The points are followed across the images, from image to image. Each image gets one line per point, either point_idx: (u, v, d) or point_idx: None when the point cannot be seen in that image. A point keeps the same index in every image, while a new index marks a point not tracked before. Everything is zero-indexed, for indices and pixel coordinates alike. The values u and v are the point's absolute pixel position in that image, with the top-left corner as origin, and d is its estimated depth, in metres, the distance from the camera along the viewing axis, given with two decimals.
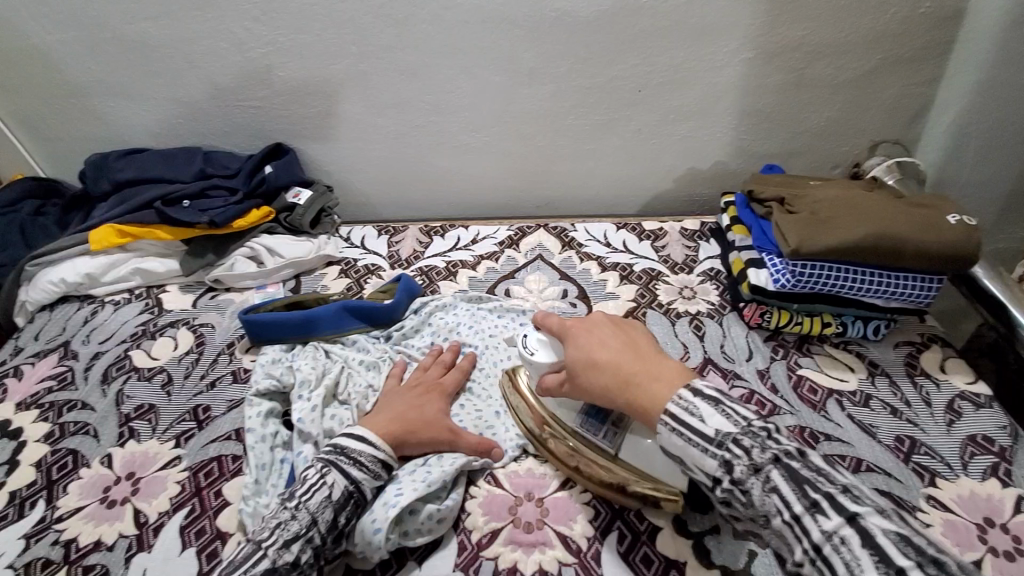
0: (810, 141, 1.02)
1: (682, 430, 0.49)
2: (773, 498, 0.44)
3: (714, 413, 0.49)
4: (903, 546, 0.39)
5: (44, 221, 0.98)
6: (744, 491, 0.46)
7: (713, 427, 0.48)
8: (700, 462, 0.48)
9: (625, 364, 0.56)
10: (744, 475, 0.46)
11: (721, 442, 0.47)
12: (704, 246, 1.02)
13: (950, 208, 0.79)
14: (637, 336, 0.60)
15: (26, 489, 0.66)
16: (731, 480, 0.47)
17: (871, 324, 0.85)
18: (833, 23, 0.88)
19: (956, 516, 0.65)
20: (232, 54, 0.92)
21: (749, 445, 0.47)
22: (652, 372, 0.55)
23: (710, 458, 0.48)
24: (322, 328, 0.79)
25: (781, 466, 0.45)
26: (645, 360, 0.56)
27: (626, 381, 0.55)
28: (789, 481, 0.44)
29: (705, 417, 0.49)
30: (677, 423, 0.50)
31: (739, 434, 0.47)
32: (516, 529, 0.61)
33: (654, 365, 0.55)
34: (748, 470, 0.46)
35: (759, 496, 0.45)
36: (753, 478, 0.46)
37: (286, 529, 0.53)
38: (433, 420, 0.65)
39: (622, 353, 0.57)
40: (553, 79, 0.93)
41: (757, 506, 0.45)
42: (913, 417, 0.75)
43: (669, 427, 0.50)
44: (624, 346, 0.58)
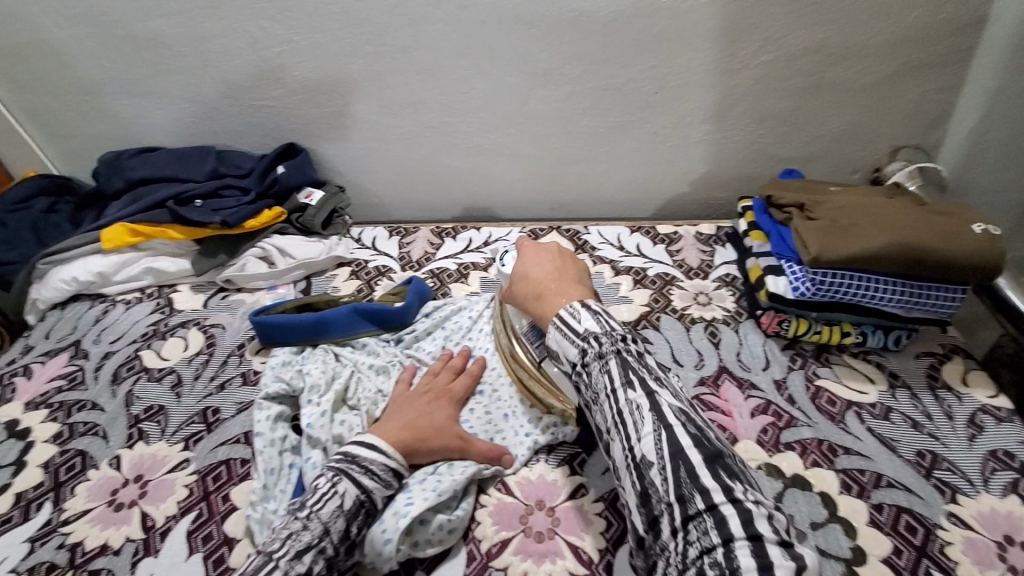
0: (830, 145, 1.00)
1: (562, 329, 0.59)
2: (605, 377, 0.53)
3: (590, 318, 0.58)
4: (679, 415, 0.49)
5: (57, 219, 0.98)
6: (589, 373, 0.55)
7: (584, 327, 0.57)
8: (566, 350, 0.58)
9: (545, 282, 0.67)
10: (591, 360, 0.55)
11: (585, 336, 0.56)
12: (720, 251, 1.00)
13: (976, 216, 0.76)
14: (570, 267, 0.69)
15: (33, 490, 0.65)
16: (582, 363, 0.56)
17: (892, 334, 0.82)
18: (857, 25, 0.85)
19: (976, 534, 0.63)
20: (245, 53, 0.91)
21: (604, 339, 0.55)
22: (561, 289, 0.65)
23: (573, 347, 0.57)
24: (333, 330, 0.78)
25: (620, 356, 0.54)
26: (561, 281, 0.66)
27: (540, 294, 0.65)
28: (620, 366, 0.53)
29: (582, 320, 0.58)
30: (562, 323, 0.59)
31: (601, 333, 0.56)
32: (527, 540, 0.60)
33: (565, 284, 0.65)
34: (595, 356, 0.55)
35: (597, 375, 0.54)
36: (596, 362, 0.55)
37: (298, 539, 0.52)
38: (443, 428, 0.64)
39: (549, 275, 0.67)
40: (568, 80, 0.92)
41: (593, 384, 0.54)
42: (935, 430, 0.73)
43: (555, 326, 0.60)
44: (553, 271, 0.68)
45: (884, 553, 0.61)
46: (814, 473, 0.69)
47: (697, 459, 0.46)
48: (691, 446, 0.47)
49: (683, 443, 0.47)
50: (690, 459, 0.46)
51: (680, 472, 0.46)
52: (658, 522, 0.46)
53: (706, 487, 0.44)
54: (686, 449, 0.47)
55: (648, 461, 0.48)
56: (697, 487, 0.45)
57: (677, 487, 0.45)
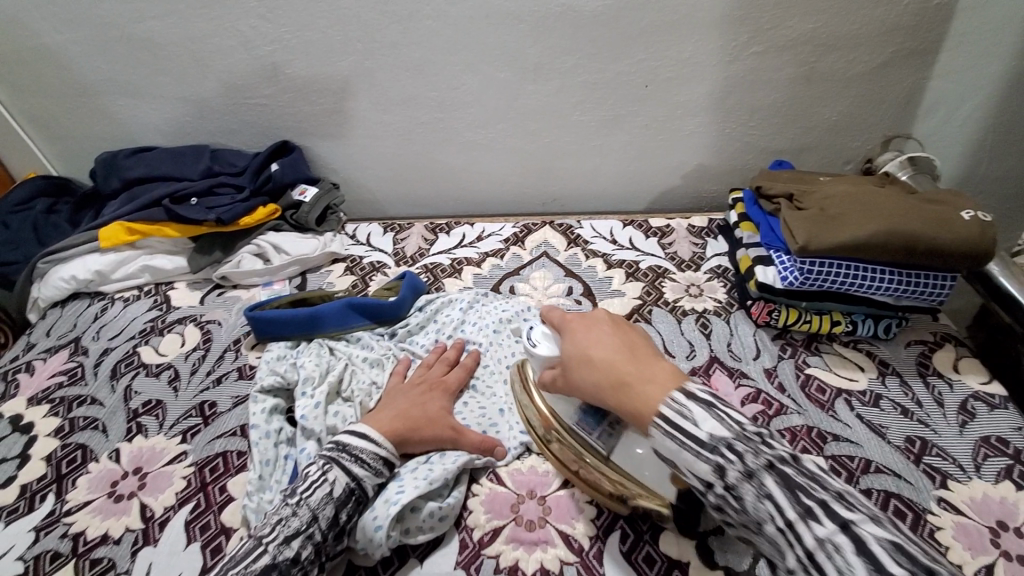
0: (820, 136, 1.00)
1: (675, 434, 0.47)
2: (767, 504, 0.43)
3: (708, 416, 0.47)
4: (897, 553, 0.38)
5: (56, 218, 1.00)
6: (737, 497, 0.44)
7: (707, 431, 0.46)
8: (691, 465, 0.46)
9: (620, 365, 0.53)
10: (737, 481, 0.44)
11: (714, 447, 0.45)
12: (711, 243, 1.01)
13: (965, 204, 0.77)
14: (635, 337, 0.57)
15: (36, 482, 0.67)
16: (724, 485, 0.45)
17: (882, 323, 0.83)
18: (846, 16, 0.86)
19: (966, 519, 0.63)
20: (238, 52, 0.92)
21: (743, 450, 0.45)
22: (646, 373, 0.52)
23: (702, 462, 0.45)
24: (327, 325, 0.79)
25: (776, 473, 0.43)
26: (638, 360, 0.53)
27: (620, 384, 0.52)
28: (782, 487, 0.42)
29: (700, 421, 0.47)
30: (669, 425, 0.47)
31: (733, 439, 0.45)
32: (518, 527, 0.61)
33: (647, 365, 0.53)
34: (742, 475, 0.44)
35: (751, 501, 0.43)
36: (746, 484, 0.44)
37: (286, 525, 0.54)
38: (435, 418, 0.65)
39: (619, 354, 0.55)
40: (558, 75, 0.93)
41: (750, 513, 0.44)
42: (924, 417, 0.74)
43: (660, 431, 0.48)
44: (619, 346, 0.55)
45: None
46: None
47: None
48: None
49: None
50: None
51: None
52: None
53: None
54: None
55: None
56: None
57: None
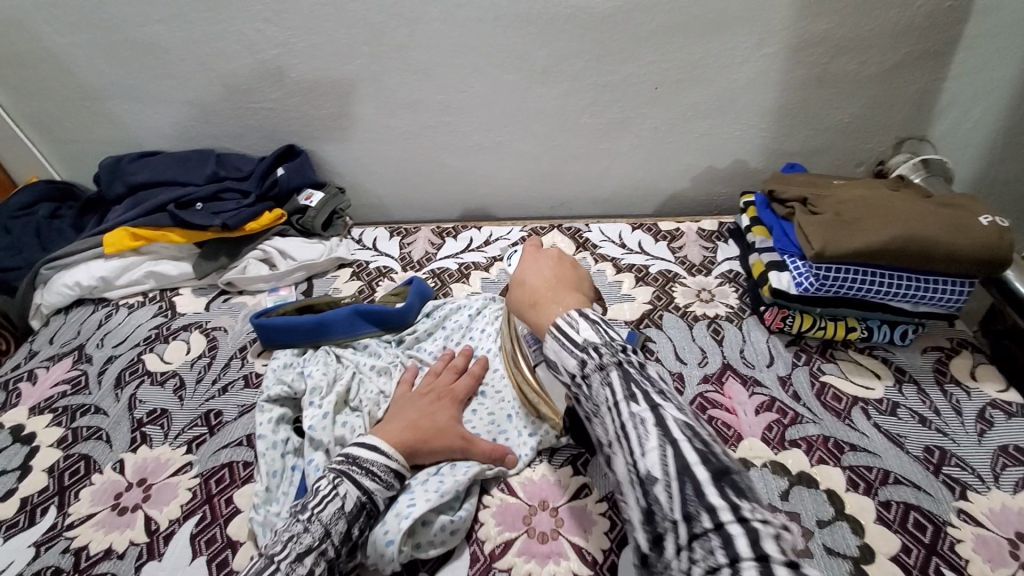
0: (832, 139, 0.99)
1: (561, 339, 0.53)
2: (607, 390, 0.48)
3: (589, 327, 0.52)
4: (687, 429, 0.43)
5: (60, 224, 0.99)
6: (589, 385, 0.50)
7: (583, 337, 0.51)
8: (564, 363, 0.52)
9: (542, 289, 0.61)
10: (592, 371, 0.50)
11: (584, 346, 0.51)
12: (722, 247, 0.99)
13: (984, 209, 0.75)
14: (569, 273, 0.64)
15: (38, 495, 0.66)
16: (582, 376, 0.50)
17: (898, 329, 0.82)
18: (858, 17, 0.85)
19: (986, 530, 0.62)
20: (243, 55, 0.91)
21: (605, 350, 0.50)
22: (559, 297, 0.59)
23: (572, 358, 0.51)
24: (333, 332, 0.78)
25: (622, 368, 0.48)
26: (559, 288, 0.61)
27: (536, 301, 0.60)
28: (622, 378, 0.47)
29: (580, 329, 0.52)
30: (557, 332, 0.53)
31: (601, 345, 0.50)
32: (530, 540, 0.60)
33: (563, 292, 0.60)
34: (595, 367, 0.49)
35: (597, 388, 0.49)
36: (597, 373, 0.49)
37: (298, 541, 0.52)
38: (445, 429, 0.64)
39: (547, 282, 0.62)
40: (567, 77, 0.91)
41: (596, 397, 0.49)
42: (943, 426, 0.72)
43: (552, 335, 0.54)
44: (548, 276, 0.63)
45: (893, 551, 0.60)
46: (820, 470, 0.68)
47: (704, 475, 0.40)
48: (698, 463, 0.41)
49: (691, 462, 0.41)
50: (697, 476, 0.40)
51: (687, 489, 0.40)
52: (661, 542, 0.40)
53: (714, 505, 0.39)
54: (693, 465, 0.41)
55: (653, 478, 0.42)
56: (704, 505, 0.39)
57: (683, 504, 0.40)
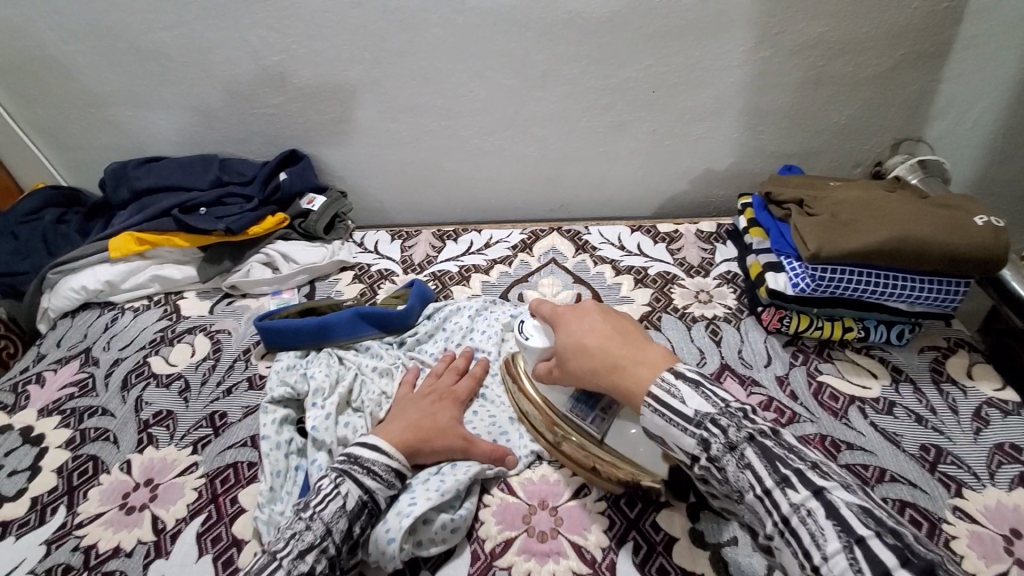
0: (828, 140, 1.00)
1: (662, 411, 0.49)
2: (747, 474, 0.44)
3: (694, 394, 0.48)
4: (866, 519, 0.39)
5: (66, 228, 1.00)
6: (721, 468, 0.46)
7: (693, 408, 0.47)
8: (680, 441, 0.48)
9: (613, 351, 0.55)
10: (720, 453, 0.46)
11: (700, 422, 0.47)
12: (720, 248, 1.00)
13: (978, 209, 0.76)
14: (624, 323, 0.58)
15: (47, 494, 0.67)
16: (709, 457, 0.47)
17: (894, 329, 0.82)
18: (854, 19, 0.85)
19: (981, 527, 0.63)
20: (246, 62, 0.92)
21: (727, 424, 0.46)
22: (639, 357, 0.53)
23: (688, 436, 0.47)
24: (336, 334, 0.79)
25: (757, 444, 0.45)
26: (631, 346, 0.55)
27: (614, 368, 0.54)
28: (762, 457, 0.44)
29: (686, 398, 0.48)
30: (658, 404, 0.49)
31: (717, 415, 0.47)
32: (530, 538, 0.61)
33: (639, 350, 0.54)
34: (724, 448, 0.46)
35: (735, 473, 0.45)
36: (728, 456, 0.45)
37: (300, 539, 0.53)
38: (446, 429, 0.65)
39: (612, 339, 0.56)
40: (565, 81, 0.93)
41: (734, 483, 0.45)
42: (939, 425, 0.73)
43: (650, 409, 0.49)
44: (610, 333, 0.56)
45: None
46: None
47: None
48: (897, 565, 0.36)
49: (886, 561, 0.37)
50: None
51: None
52: None
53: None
54: (893, 568, 0.36)
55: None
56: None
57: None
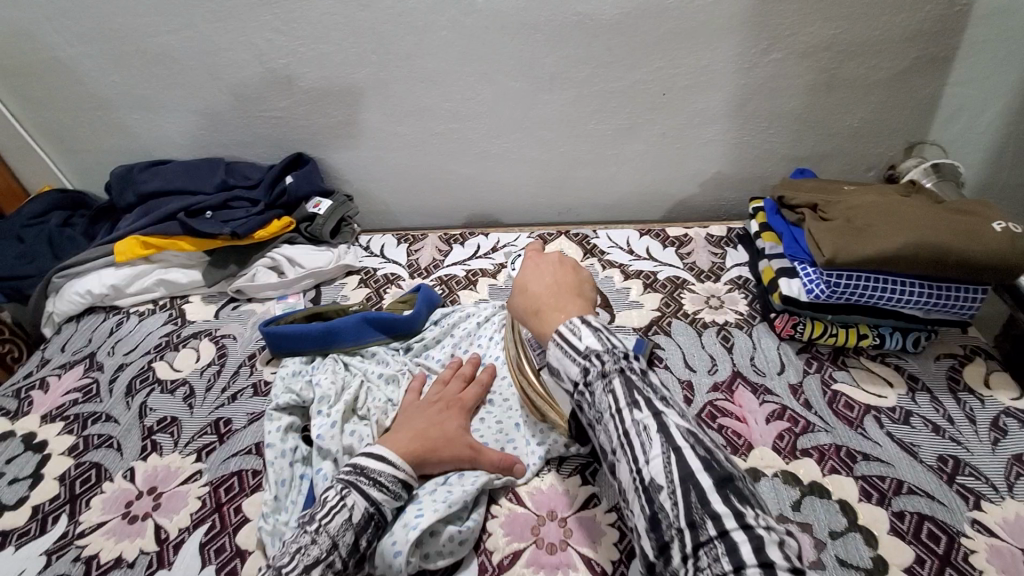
0: (841, 144, 0.98)
1: (563, 345, 0.54)
2: (609, 397, 0.49)
3: (591, 335, 0.53)
4: (688, 435, 0.46)
5: (71, 232, 1.00)
6: (592, 393, 0.51)
7: (585, 345, 0.52)
8: (567, 370, 0.53)
9: (544, 297, 0.61)
10: (594, 378, 0.51)
11: (586, 354, 0.52)
12: (731, 253, 0.99)
13: (996, 215, 0.74)
14: (571, 277, 0.64)
15: (49, 503, 0.66)
16: (584, 382, 0.52)
17: (910, 336, 0.81)
18: (869, 21, 0.84)
19: (1002, 542, 0.61)
20: (252, 65, 0.92)
21: (607, 358, 0.51)
22: (562, 304, 0.59)
23: (575, 365, 0.52)
24: (342, 340, 0.79)
25: (624, 375, 0.50)
26: (560, 295, 0.60)
27: (537, 309, 0.60)
28: (625, 386, 0.49)
29: (582, 336, 0.53)
30: (562, 341, 0.54)
31: (603, 351, 0.51)
32: (539, 551, 0.60)
33: (563, 299, 0.60)
34: (597, 375, 0.51)
35: (600, 395, 0.50)
36: (599, 381, 0.50)
37: (306, 553, 0.52)
38: (454, 438, 0.64)
39: (548, 289, 0.62)
40: (574, 84, 0.91)
41: (597, 404, 0.50)
42: (957, 435, 0.71)
43: (556, 343, 0.55)
44: (552, 283, 0.62)
45: (906, 562, 0.59)
46: (832, 480, 0.67)
47: (707, 483, 0.43)
48: (700, 470, 0.44)
49: (693, 467, 0.44)
50: (699, 482, 0.43)
51: (690, 496, 0.43)
52: (668, 548, 0.43)
53: (717, 512, 0.41)
54: (694, 472, 0.43)
55: (657, 484, 0.44)
56: (708, 511, 0.42)
57: (687, 511, 0.42)
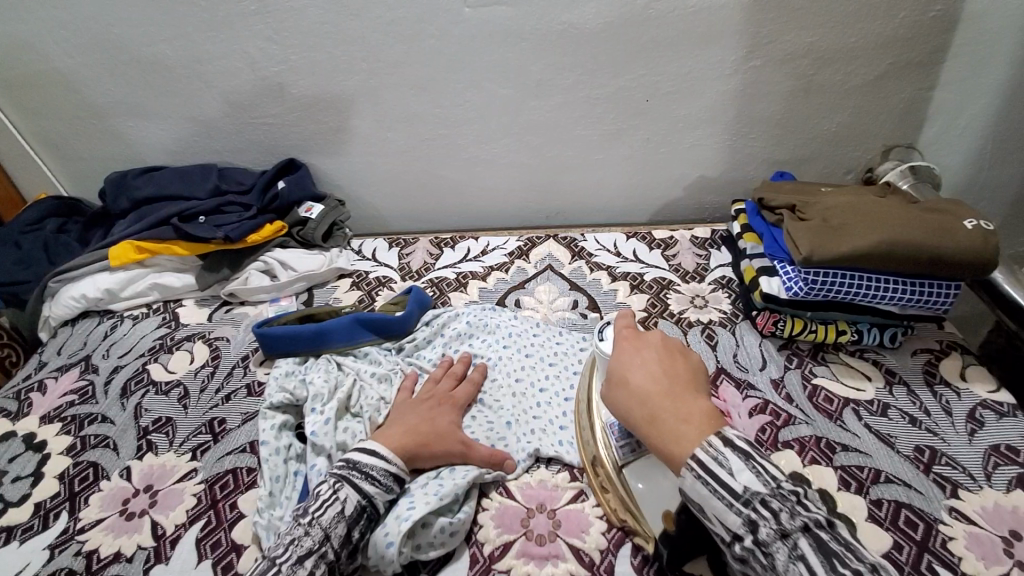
0: (820, 147, 1.01)
1: (710, 481, 0.46)
2: (799, 565, 0.42)
3: (744, 468, 0.45)
4: None
5: (66, 238, 1.01)
6: (767, 553, 0.43)
7: (743, 484, 0.45)
8: (723, 517, 0.45)
9: (657, 401, 0.51)
10: (771, 538, 0.43)
11: (748, 501, 0.44)
12: (715, 254, 1.01)
13: (966, 212, 0.77)
14: (679, 366, 0.55)
15: (49, 500, 0.67)
16: (755, 539, 0.44)
17: (887, 331, 0.83)
18: (844, 29, 0.87)
19: (978, 528, 0.63)
20: (246, 72, 0.94)
21: (777, 507, 0.44)
22: (683, 414, 0.50)
23: (734, 514, 0.45)
24: (335, 341, 0.80)
25: (810, 535, 0.43)
26: (677, 398, 0.51)
27: (653, 418, 0.51)
28: (816, 551, 0.42)
29: (736, 471, 0.45)
30: (704, 472, 0.46)
31: (769, 496, 0.44)
32: (528, 542, 0.61)
33: (686, 405, 0.51)
34: (775, 533, 0.43)
35: (782, 560, 0.42)
36: (779, 542, 0.43)
37: (299, 545, 0.53)
38: (445, 433, 0.65)
39: (658, 385, 0.53)
40: (560, 91, 0.94)
41: (778, 570, 0.43)
42: (933, 426, 0.74)
43: (695, 475, 0.46)
44: (660, 377, 0.53)
45: (884, 547, 0.62)
46: (813, 470, 0.69)
47: None
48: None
49: None
50: None
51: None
52: None
53: None
54: None
55: None
56: None
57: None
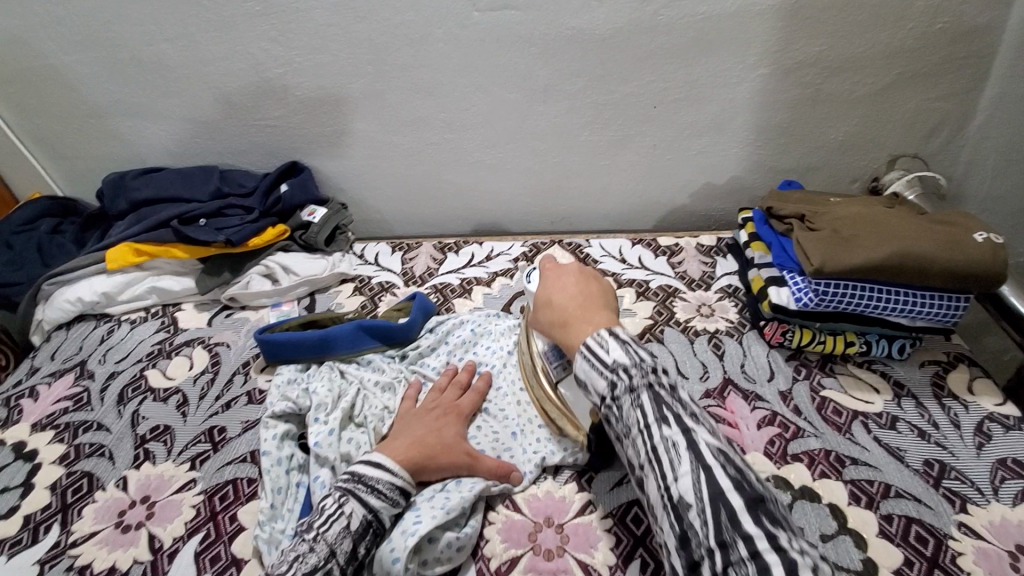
0: (826, 156, 1.01)
1: (591, 359, 0.53)
2: (637, 412, 0.50)
3: (618, 347, 0.52)
4: (720, 456, 0.46)
5: (61, 240, 0.99)
6: (618, 407, 0.51)
7: (613, 357, 0.52)
8: (593, 382, 0.53)
9: (570, 308, 0.59)
10: (622, 393, 0.50)
11: (613, 367, 0.51)
12: (721, 262, 1.00)
13: (977, 225, 0.76)
14: (594, 287, 0.63)
15: (41, 512, 0.65)
16: (612, 396, 0.51)
17: (896, 343, 0.83)
18: (851, 39, 0.87)
19: (987, 543, 0.62)
20: (248, 73, 0.92)
21: (634, 372, 0.51)
22: (588, 317, 0.57)
23: (602, 379, 0.52)
24: (337, 347, 0.78)
25: (652, 390, 0.50)
26: (587, 308, 0.59)
27: (564, 323, 0.58)
28: (654, 402, 0.49)
29: (609, 349, 0.52)
30: (588, 354, 0.53)
31: (631, 365, 0.51)
32: (536, 557, 0.60)
33: (591, 312, 0.58)
34: (625, 390, 0.50)
35: (627, 410, 0.50)
36: (627, 396, 0.50)
37: (304, 561, 0.52)
38: (452, 444, 0.64)
39: (573, 300, 0.60)
40: (567, 96, 0.93)
41: (624, 418, 0.50)
42: (942, 440, 0.73)
43: (582, 356, 0.54)
44: (576, 294, 0.61)
45: (895, 564, 0.61)
46: (823, 485, 0.68)
47: (740, 504, 0.43)
48: (732, 490, 0.44)
49: (724, 487, 0.44)
50: (732, 503, 0.43)
51: (721, 515, 0.43)
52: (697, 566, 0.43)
53: (749, 532, 0.42)
54: (727, 492, 0.44)
55: (687, 503, 0.45)
56: (739, 533, 0.42)
57: (718, 530, 0.43)
